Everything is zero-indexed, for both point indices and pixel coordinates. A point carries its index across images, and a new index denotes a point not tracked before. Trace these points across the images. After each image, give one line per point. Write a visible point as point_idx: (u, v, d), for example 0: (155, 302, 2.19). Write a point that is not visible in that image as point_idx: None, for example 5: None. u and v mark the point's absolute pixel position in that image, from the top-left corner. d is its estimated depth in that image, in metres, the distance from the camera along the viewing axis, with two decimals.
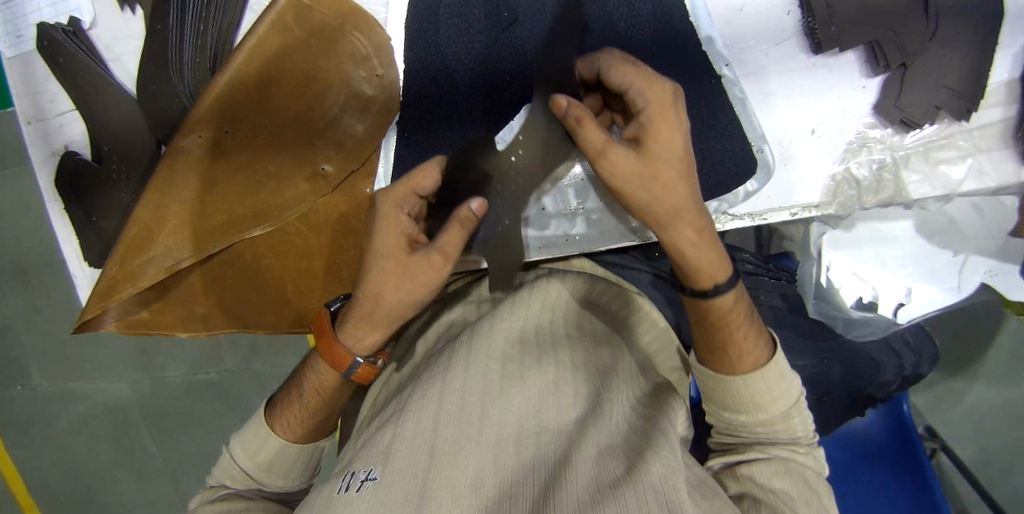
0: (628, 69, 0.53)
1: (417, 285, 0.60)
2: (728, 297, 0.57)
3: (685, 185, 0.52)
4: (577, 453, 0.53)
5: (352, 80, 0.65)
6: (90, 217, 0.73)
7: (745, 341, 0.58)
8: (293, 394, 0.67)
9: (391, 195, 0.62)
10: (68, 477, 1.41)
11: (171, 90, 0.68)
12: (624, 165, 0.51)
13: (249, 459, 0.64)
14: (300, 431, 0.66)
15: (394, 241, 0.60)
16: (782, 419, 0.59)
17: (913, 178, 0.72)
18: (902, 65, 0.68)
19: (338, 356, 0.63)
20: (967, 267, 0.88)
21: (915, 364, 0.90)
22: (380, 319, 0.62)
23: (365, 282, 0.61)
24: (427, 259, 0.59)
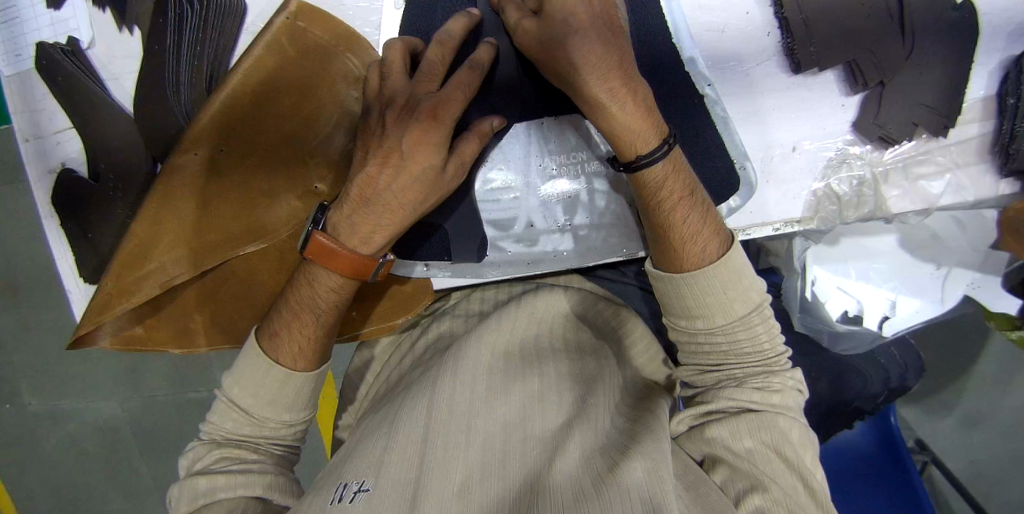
0: None
1: (421, 167, 0.58)
2: (663, 175, 0.59)
3: (615, 52, 0.57)
4: (561, 459, 0.54)
5: (345, 100, 0.67)
6: (85, 233, 0.75)
7: (688, 233, 0.60)
8: (291, 319, 0.65)
9: (456, 93, 0.57)
10: (57, 494, 1.41)
11: (168, 108, 0.70)
12: (530, 29, 0.58)
13: (246, 412, 0.64)
14: (310, 355, 0.65)
15: (421, 125, 0.56)
16: (744, 326, 0.60)
17: (892, 193, 0.74)
18: (880, 83, 0.70)
19: (356, 264, 0.61)
20: (951, 280, 0.90)
21: (901, 375, 0.94)
22: (377, 204, 0.59)
23: (400, 192, 0.59)
24: (457, 168, 0.60)
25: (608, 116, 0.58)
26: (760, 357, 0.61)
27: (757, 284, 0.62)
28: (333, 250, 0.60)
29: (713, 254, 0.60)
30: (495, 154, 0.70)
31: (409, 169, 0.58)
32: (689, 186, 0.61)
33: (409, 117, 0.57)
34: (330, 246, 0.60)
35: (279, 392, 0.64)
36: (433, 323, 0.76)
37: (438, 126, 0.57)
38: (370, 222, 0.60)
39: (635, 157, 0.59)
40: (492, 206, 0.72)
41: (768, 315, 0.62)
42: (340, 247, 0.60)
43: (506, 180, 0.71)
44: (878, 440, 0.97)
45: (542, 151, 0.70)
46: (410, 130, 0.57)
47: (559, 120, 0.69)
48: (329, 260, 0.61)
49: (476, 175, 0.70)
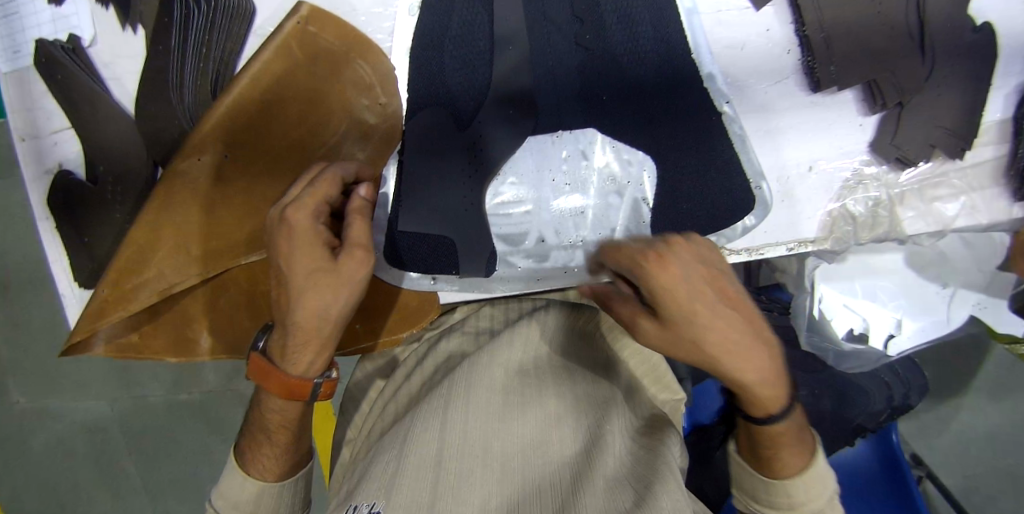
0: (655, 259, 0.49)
1: (316, 282, 0.53)
2: (672, 274, 0.48)
3: (711, 295, 0.49)
4: (586, 484, 0.51)
5: (355, 107, 0.65)
6: (81, 237, 0.72)
7: (703, 315, 0.49)
8: (260, 437, 0.63)
9: (303, 198, 0.54)
10: (42, 494, 1.38)
11: (171, 109, 0.68)
12: (653, 332, 0.51)
13: (234, 510, 0.63)
14: (278, 469, 0.64)
15: (317, 249, 0.53)
16: (775, 468, 0.57)
17: (908, 214, 0.73)
18: (900, 104, 0.69)
19: (292, 387, 0.58)
20: (956, 301, 0.90)
21: (904, 395, 0.95)
22: (305, 334, 0.56)
23: (302, 305, 0.54)
24: (352, 255, 0.54)
25: (707, 347, 0.49)
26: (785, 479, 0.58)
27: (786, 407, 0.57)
28: (264, 370, 0.58)
29: (742, 335, 0.50)
30: (506, 166, 0.69)
31: (298, 276, 0.53)
32: (698, 259, 0.51)
33: (288, 262, 0.53)
34: (267, 366, 0.58)
35: (257, 502, 0.63)
36: (441, 341, 0.73)
37: (294, 234, 0.53)
38: (292, 347, 0.57)
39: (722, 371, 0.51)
40: (501, 220, 0.70)
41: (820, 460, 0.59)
42: (274, 368, 0.58)
43: (518, 194, 0.70)
44: (880, 460, 0.97)
45: (551, 164, 0.69)
46: (284, 252, 0.53)
47: (575, 133, 0.68)
48: (266, 382, 0.58)
49: (489, 188, 0.69)
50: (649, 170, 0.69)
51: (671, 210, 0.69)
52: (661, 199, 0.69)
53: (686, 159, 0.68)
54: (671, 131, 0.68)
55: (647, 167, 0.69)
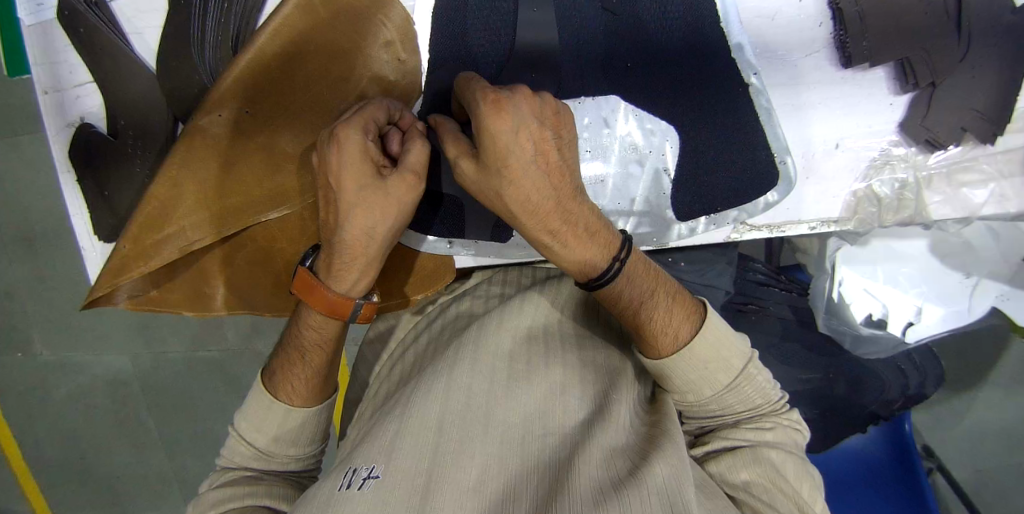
0: (483, 96, 0.48)
1: (366, 198, 0.52)
2: (503, 124, 0.46)
3: (531, 143, 0.48)
4: (583, 455, 0.52)
5: (375, 65, 0.64)
6: (101, 190, 0.72)
7: (514, 169, 0.48)
8: (295, 358, 0.64)
9: (356, 118, 0.53)
10: (63, 446, 1.43)
11: (191, 64, 0.68)
12: (468, 172, 0.51)
13: (257, 433, 0.63)
14: (306, 392, 0.65)
15: (369, 168, 0.52)
16: (733, 392, 0.61)
17: (934, 198, 0.72)
18: (932, 84, 0.67)
19: (333, 303, 0.59)
20: (978, 291, 0.89)
21: (920, 383, 0.94)
22: (350, 250, 0.56)
23: (351, 221, 0.54)
24: (404, 179, 0.53)
25: (554, 248, 0.54)
26: (752, 409, 0.62)
27: (733, 337, 0.62)
28: (310, 283, 0.59)
29: (545, 199, 0.51)
30: None
31: (348, 195, 0.53)
32: (536, 112, 0.49)
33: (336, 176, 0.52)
34: (311, 281, 0.59)
35: (283, 429, 0.64)
36: (453, 304, 0.74)
37: (345, 150, 0.51)
38: (338, 262, 0.57)
39: (588, 279, 0.57)
40: None
41: (757, 371, 0.62)
42: (318, 283, 0.58)
43: None
44: (889, 448, 0.98)
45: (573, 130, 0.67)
46: (334, 165, 0.52)
47: (597, 100, 0.67)
48: (309, 297, 0.59)
49: None
50: (672, 141, 0.68)
51: (691, 182, 0.69)
52: (682, 169, 0.68)
53: (708, 132, 0.67)
54: (696, 103, 0.67)
55: (671, 137, 0.68)
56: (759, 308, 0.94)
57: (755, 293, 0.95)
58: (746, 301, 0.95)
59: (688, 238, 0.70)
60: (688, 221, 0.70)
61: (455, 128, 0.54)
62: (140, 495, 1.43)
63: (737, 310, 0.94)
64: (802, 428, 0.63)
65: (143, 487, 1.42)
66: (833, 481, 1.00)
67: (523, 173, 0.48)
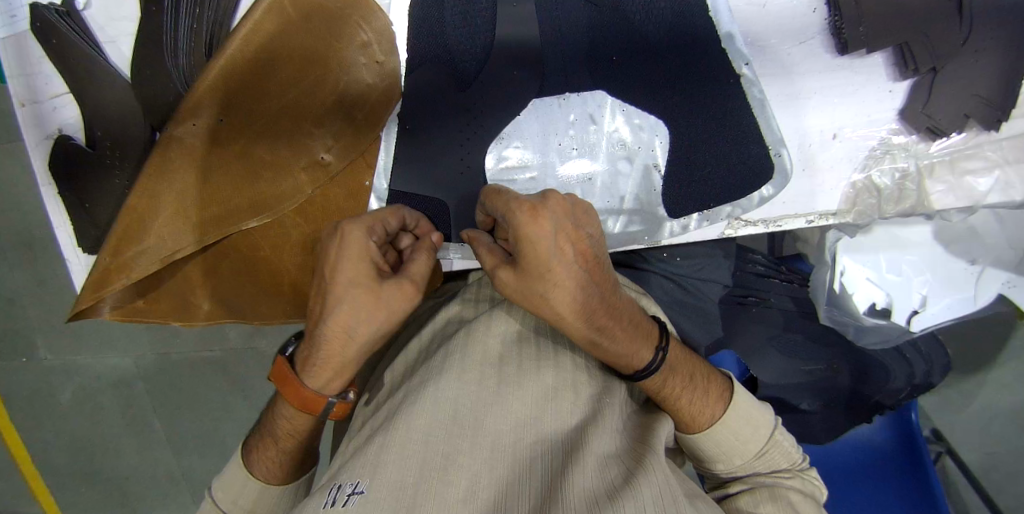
0: (521, 204, 0.50)
1: (356, 298, 0.52)
2: (541, 229, 0.48)
3: (571, 248, 0.51)
4: (576, 464, 0.51)
5: (352, 66, 0.63)
6: (82, 202, 0.71)
7: (556, 272, 0.50)
8: (270, 440, 0.64)
9: (360, 219, 0.56)
10: (71, 448, 1.44)
11: (166, 73, 0.66)
12: (509, 278, 0.52)
13: (233, 505, 0.65)
14: (282, 471, 0.66)
15: (367, 266, 0.53)
16: (761, 459, 0.63)
17: (937, 188, 0.69)
18: (934, 69, 0.64)
19: (308, 399, 0.57)
20: (984, 279, 0.86)
21: (926, 372, 0.92)
22: (330, 351, 0.54)
23: (335, 316, 0.53)
24: (400, 286, 0.54)
25: (602, 349, 0.56)
26: (777, 466, 0.63)
27: (765, 414, 0.65)
28: (285, 376, 0.57)
29: (587, 299, 0.52)
30: (510, 129, 0.65)
31: (338, 289, 0.52)
32: (568, 215, 0.51)
33: (334, 268, 0.53)
34: (288, 375, 0.57)
35: (259, 502, 0.65)
36: (440, 309, 0.72)
37: (347, 246, 0.53)
38: (315, 360, 0.55)
39: (632, 371, 0.59)
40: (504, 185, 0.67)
41: (783, 437, 0.64)
42: (295, 377, 0.57)
43: (523, 159, 0.66)
44: (894, 436, 0.97)
45: (559, 127, 0.66)
46: (336, 259, 0.53)
47: (582, 96, 0.65)
48: (284, 388, 0.58)
49: (489, 152, 0.66)
50: (662, 137, 0.66)
51: (681, 176, 0.66)
52: (673, 165, 0.66)
53: (698, 125, 0.65)
54: (685, 96, 0.65)
55: (660, 132, 0.66)
56: (761, 300, 0.92)
57: (755, 284, 0.92)
58: (747, 294, 0.91)
59: (682, 234, 0.68)
60: (681, 217, 0.68)
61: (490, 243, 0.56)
62: (147, 496, 1.44)
63: (737, 302, 0.91)
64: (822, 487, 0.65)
65: (150, 487, 1.44)
66: (837, 474, 0.99)
67: (566, 276, 0.50)
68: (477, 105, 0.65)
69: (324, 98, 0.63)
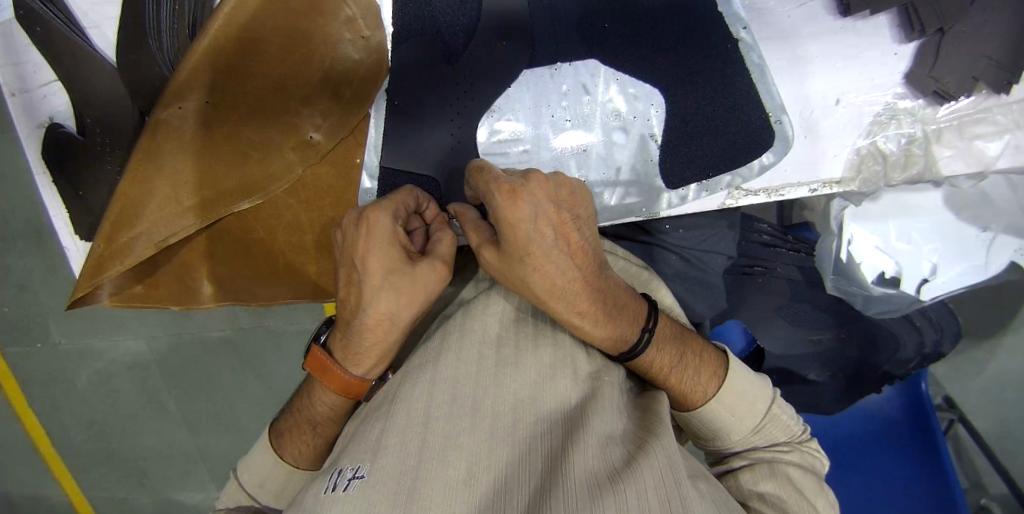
0: (497, 186, 0.51)
1: (393, 287, 0.53)
2: (519, 211, 0.50)
3: (552, 228, 0.52)
4: (576, 444, 0.50)
5: (337, 42, 0.61)
6: (76, 190, 0.72)
7: (536, 255, 0.52)
8: (303, 425, 0.66)
9: (381, 206, 0.55)
10: (90, 430, 1.48)
11: (148, 55, 0.65)
12: (493, 260, 0.54)
13: (259, 487, 0.67)
14: (311, 457, 0.67)
15: (400, 254, 0.54)
16: (760, 433, 0.63)
17: (944, 153, 0.67)
18: (940, 31, 0.61)
19: (350, 385, 0.59)
20: (996, 245, 0.84)
21: (936, 341, 0.91)
22: (374, 336, 0.56)
23: (374, 305, 0.54)
24: (432, 266, 0.54)
25: (585, 330, 0.57)
26: (776, 440, 0.63)
27: (762, 387, 0.65)
28: (326, 366, 0.59)
29: (571, 280, 0.54)
30: (500, 101, 0.64)
31: (373, 280, 0.54)
32: (551, 196, 0.53)
33: (365, 262, 0.54)
34: (327, 363, 0.59)
35: (284, 485, 0.67)
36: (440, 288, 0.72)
37: (373, 237, 0.54)
38: (356, 347, 0.57)
39: (619, 351, 0.60)
40: (497, 158, 0.66)
41: (781, 410, 0.64)
42: (335, 365, 0.59)
43: (516, 132, 0.65)
44: (904, 407, 0.96)
45: (552, 99, 0.64)
46: (363, 252, 0.54)
47: (575, 66, 0.63)
48: (324, 376, 0.60)
49: (480, 125, 0.65)
50: (658, 106, 0.63)
51: (680, 147, 0.64)
52: (670, 135, 0.64)
53: (695, 95, 0.63)
54: (682, 63, 0.62)
55: (655, 102, 0.63)
56: (767, 271, 0.92)
57: (761, 254, 0.92)
58: (753, 264, 0.92)
59: (679, 206, 0.66)
60: (680, 188, 0.66)
61: (475, 218, 0.58)
62: (167, 474, 1.49)
63: (742, 272, 0.92)
64: (822, 461, 0.65)
65: (169, 466, 1.48)
66: (846, 446, 0.99)
67: (546, 257, 0.52)
68: (467, 79, 0.63)
69: (309, 76, 0.62)
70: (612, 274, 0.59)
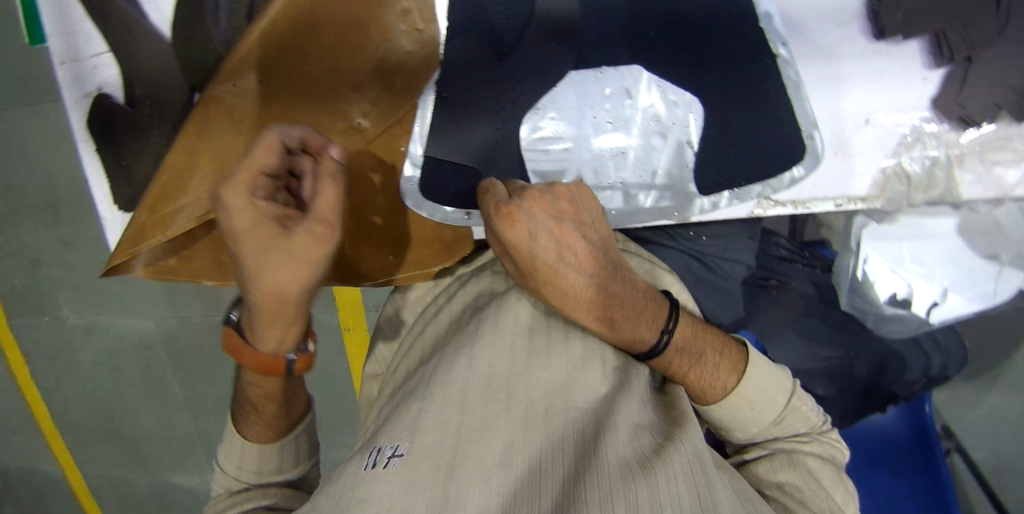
0: (496, 207, 0.54)
1: (279, 264, 0.49)
2: (517, 230, 0.53)
3: (554, 243, 0.55)
4: (608, 432, 0.52)
5: (392, 34, 0.63)
6: (120, 159, 0.74)
7: (544, 268, 0.55)
8: (248, 403, 0.67)
9: (246, 166, 0.48)
10: (92, 408, 1.48)
11: (205, 33, 0.68)
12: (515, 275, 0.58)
13: (240, 469, 0.66)
14: (268, 429, 0.67)
15: (273, 225, 0.48)
16: (779, 426, 0.64)
17: (965, 177, 0.69)
18: (968, 59, 0.63)
19: (265, 361, 0.61)
20: (1006, 274, 0.85)
21: (942, 365, 0.94)
22: (286, 311, 0.53)
23: (260, 279, 0.50)
24: (310, 232, 0.48)
25: (609, 334, 0.60)
26: (795, 433, 0.65)
27: (782, 379, 0.66)
28: (237, 347, 0.60)
29: (584, 286, 0.57)
30: (545, 99, 0.66)
31: (255, 254, 0.49)
32: (550, 210, 0.54)
33: (232, 230, 0.48)
34: (237, 344, 0.60)
35: (262, 460, 0.67)
36: (470, 279, 0.73)
37: (233, 214, 0.47)
38: (276, 324, 0.56)
39: (639, 353, 0.62)
40: (536, 156, 0.68)
41: (801, 402, 0.66)
42: (243, 344, 0.60)
43: (557, 130, 0.67)
44: (908, 428, 0.98)
45: (593, 101, 0.66)
46: (229, 221, 0.48)
47: (619, 71, 0.65)
48: (237, 355, 0.61)
49: (524, 122, 0.67)
50: (697, 113, 0.66)
51: (714, 155, 0.67)
52: (705, 142, 0.67)
53: (731, 105, 0.65)
54: (720, 74, 0.65)
55: (695, 109, 0.66)
56: (783, 284, 0.95)
57: (779, 267, 0.96)
58: (769, 276, 0.96)
59: (711, 212, 0.69)
60: (712, 195, 0.69)
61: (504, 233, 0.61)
62: (166, 456, 1.49)
63: (759, 285, 0.95)
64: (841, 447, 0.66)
65: (168, 448, 1.48)
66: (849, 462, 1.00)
67: (553, 269, 0.55)
68: (513, 75, 0.65)
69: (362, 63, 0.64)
70: (632, 279, 0.61)
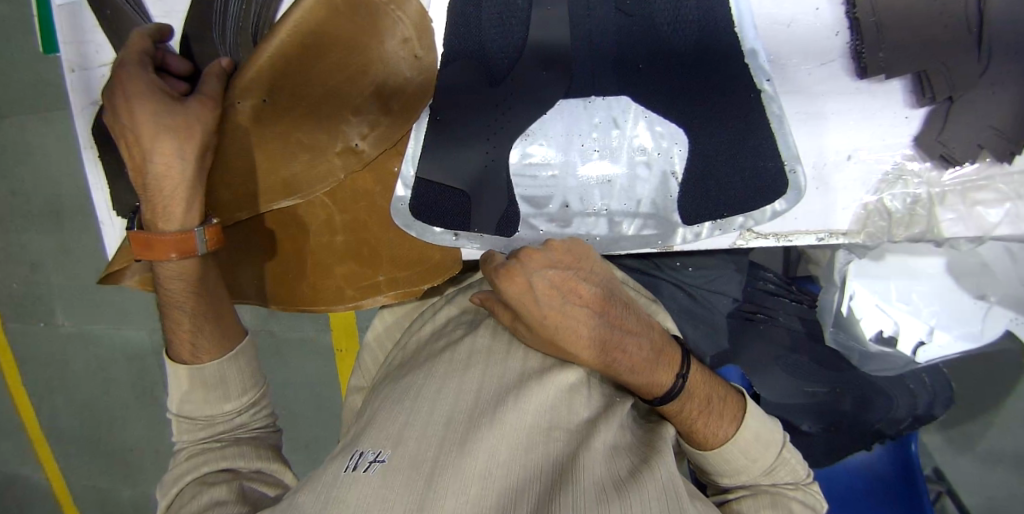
0: (500, 271, 0.59)
1: (162, 123, 0.59)
2: (518, 284, 0.57)
3: (560, 293, 0.58)
4: (586, 449, 0.52)
5: (392, 60, 0.65)
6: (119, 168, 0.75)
7: (553, 316, 0.57)
8: (173, 314, 0.64)
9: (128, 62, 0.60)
10: (80, 416, 1.47)
11: (212, 51, 0.70)
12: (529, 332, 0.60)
13: (191, 408, 0.65)
14: (195, 336, 0.65)
15: (159, 93, 0.59)
16: (768, 475, 0.64)
17: (947, 215, 0.70)
18: (949, 99, 0.65)
19: (177, 242, 0.61)
20: (993, 313, 0.86)
21: (928, 403, 0.93)
22: (177, 185, 0.61)
23: (156, 147, 0.59)
24: (199, 99, 0.61)
25: (625, 378, 0.60)
26: (783, 482, 0.65)
27: (774, 429, 0.66)
28: (149, 241, 0.61)
29: (592, 329, 0.58)
30: (536, 126, 0.68)
31: (143, 116, 0.58)
32: (551, 262, 0.59)
33: (126, 98, 0.58)
34: (146, 238, 0.61)
35: (204, 399, 0.65)
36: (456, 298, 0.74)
37: (128, 96, 0.58)
38: (172, 188, 0.60)
39: (652, 397, 0.62)
40: (526, 181, 0.70)
41: (792, 455, 0.66)
42: (153, 236, 0.61)
43: (546, 157, 0.69)
44: (894, 467, 0.96)
45: (583, 131, 0.68)
46: (122, 90, 0.58)
47: (608, 101, 0.67)
48: (153, 252, 0.61)
49: (514, 148, 0.69)
50: (680, 145, 0.67)
51: (699, 184, 0.69)
52: (691, 172, 0.68)
53: (718, 136, 0.67)
54: (707, 107, 0.66)
55: (679, 140, 0.67)
56: (769, 318, 0.93)
57: (766, 302, 0.94)
58: (756, 311, 0.93)
59: (694, 242, 0.71)
60: (694, 225, 0.70)
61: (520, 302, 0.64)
62: (149, 469, 1.47)
63: (746, 318, 0.92)
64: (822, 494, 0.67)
65: (152, 461, 1.47)
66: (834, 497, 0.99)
67: (563, 315, 0.57)
68: (506, 101, 0.67)
69: (362, 88, 0.65)
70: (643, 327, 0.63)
